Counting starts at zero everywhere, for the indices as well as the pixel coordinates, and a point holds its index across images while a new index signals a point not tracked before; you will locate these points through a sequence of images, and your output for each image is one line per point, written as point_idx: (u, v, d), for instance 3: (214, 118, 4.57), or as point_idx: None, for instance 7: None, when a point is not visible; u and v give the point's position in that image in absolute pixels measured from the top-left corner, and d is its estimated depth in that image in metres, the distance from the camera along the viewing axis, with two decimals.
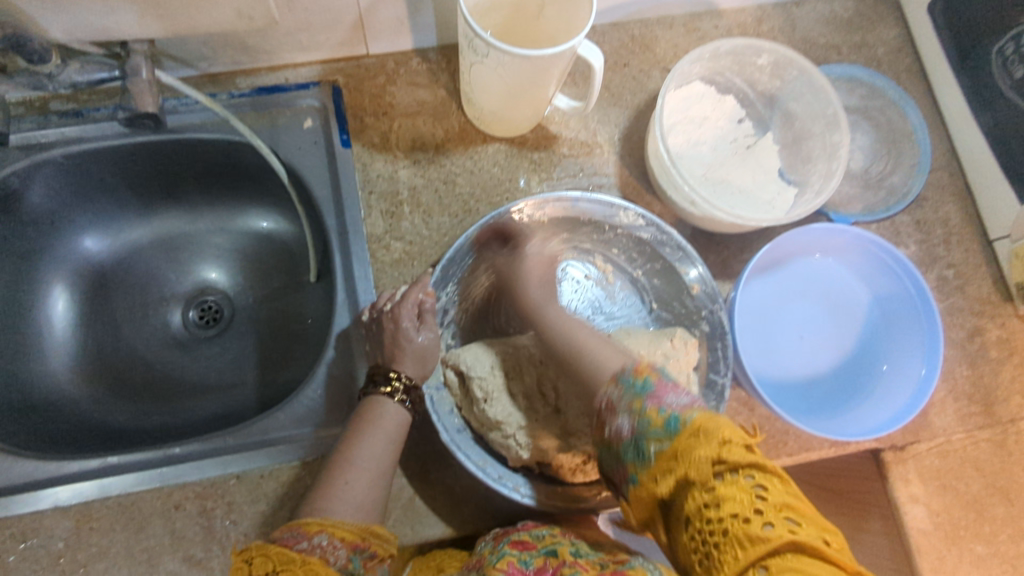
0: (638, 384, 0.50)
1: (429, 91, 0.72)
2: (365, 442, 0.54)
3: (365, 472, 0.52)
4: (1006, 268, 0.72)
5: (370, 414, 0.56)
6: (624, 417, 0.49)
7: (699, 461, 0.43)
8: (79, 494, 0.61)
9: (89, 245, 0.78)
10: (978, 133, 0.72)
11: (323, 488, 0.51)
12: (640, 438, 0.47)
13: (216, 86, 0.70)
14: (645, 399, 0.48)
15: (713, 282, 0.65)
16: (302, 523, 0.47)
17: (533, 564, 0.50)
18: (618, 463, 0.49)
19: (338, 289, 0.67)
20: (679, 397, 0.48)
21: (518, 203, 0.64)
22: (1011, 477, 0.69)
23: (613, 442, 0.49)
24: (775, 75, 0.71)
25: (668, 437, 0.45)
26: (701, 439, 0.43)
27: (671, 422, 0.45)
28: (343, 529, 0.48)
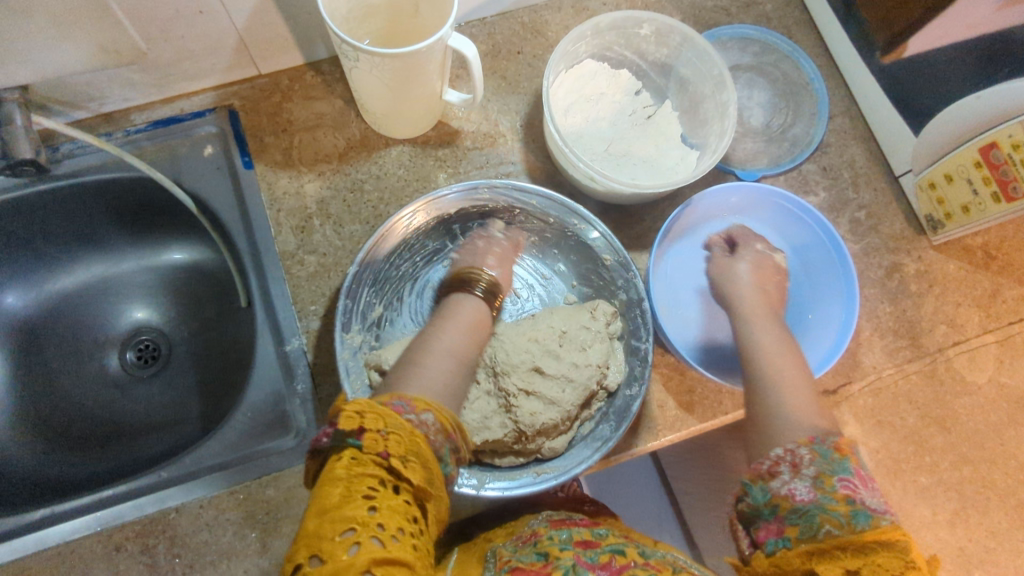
0: (835, 461, 0.49)
1: (327, 103, 0.72)
2: (448, 330, 0.58)
3: (445, 357, 0.55)
4: (915, 202, 0.73)
5: (449, 311, 0.61)
6: (804, 481, 0.48)
7: (877, 564, 0.43)
8: (17, 548, 0.60)
9: (11, 301, 0.77)
10: (869, 75, 0.73)
11: (407, 366, 0.53)
12: (817, 512, 0.46)
13: (111, 125, 0.70)
14: (839, 479, 0.47)
15: (625, 251, 0.65)
16: (412, 398, 0.47)
17: (599, 559, 0.51)
18: (772, 517, 0.49)
19: (258, 309, 0.67)
20: (872, 496, 0.47)
21: (407, 209, 0.64)
22: (945, 406, 0.70)
23: (781, 501, 0.48)
24: (661, 44, 0.71)
25: (850, 531, 0.45)
26: (888, 552, 0.43)
27: (861, 517, 0.45)
28: (443, 414, 0.47)
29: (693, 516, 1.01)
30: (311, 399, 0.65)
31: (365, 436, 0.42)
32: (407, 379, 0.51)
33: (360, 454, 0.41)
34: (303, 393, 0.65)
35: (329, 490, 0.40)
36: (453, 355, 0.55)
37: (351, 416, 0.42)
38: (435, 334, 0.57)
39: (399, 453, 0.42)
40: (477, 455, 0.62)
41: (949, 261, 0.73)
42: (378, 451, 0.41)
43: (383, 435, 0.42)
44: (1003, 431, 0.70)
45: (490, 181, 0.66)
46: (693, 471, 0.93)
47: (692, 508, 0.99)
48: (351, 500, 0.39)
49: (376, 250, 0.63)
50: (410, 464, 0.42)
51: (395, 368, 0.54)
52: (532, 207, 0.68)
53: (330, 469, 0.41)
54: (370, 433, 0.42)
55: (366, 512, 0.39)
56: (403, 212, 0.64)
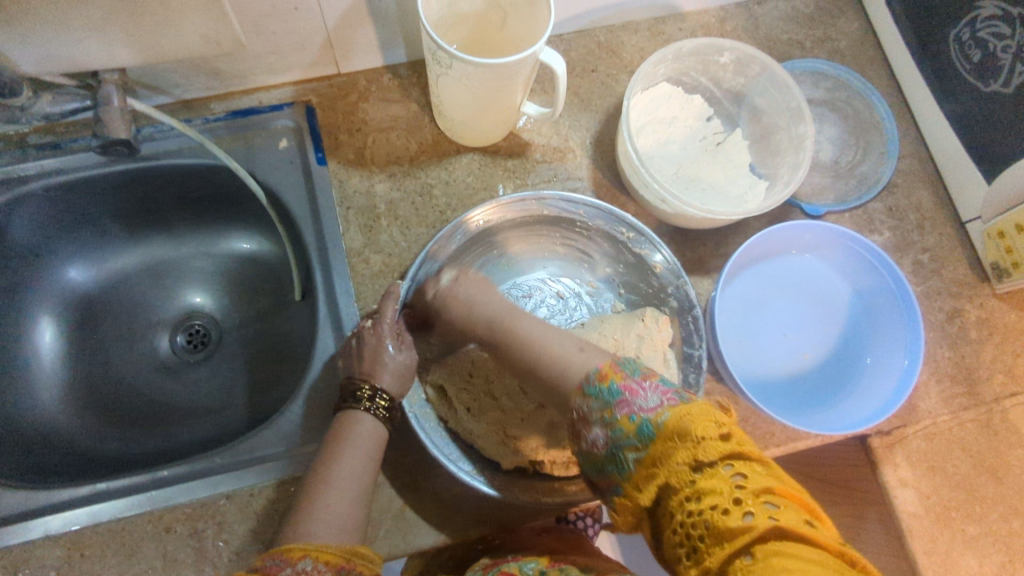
0: (604, 391, 0.48)
1: (401, 106, 0.73)
2: (339, 462, 0.54)
3: (337, 496, 0.52)
4: (981, 249, 0.72)
5: (341, 432, 0.56)
6: (597, 426, 0.47)
7: (679, 463, 0.42)
8: (70, 521, 0.60)
9: (74, 276, 0.78)
10: (943, 119, 0.73)
11: (301, 509, 0.51)
12: (616, 449, 0.46)
13: (191, 112, 0.71)
14: (615, 408, 0.46)
15: (676, 260, 0.66)
16: (285, 551, 0.47)
17: None
18: (597, 472, 0.48)
19: (320, 306, 0.68)
20: (648, 398, 0.46)
21: (473, 211, 0.66)
22: (999, 456, 0.69)
23: (592, 455, 0.47)
24: (738, 72, 0.72)
25: (644, 445, 0.44)
26: (681, 445, 0.42)
27: (643, 428, 0.44)
28: (326, 553, 0.47)
29: None
30: None
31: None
32: (297, 530, 0.49)
33: None
34: None
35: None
36: (349, 488, 0.53)
37: None
38: (324, 469, 0.54)
39: None
40: (534, 466, 0.62)
41: (1010, 311, 0.72)
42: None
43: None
44: None
45: (540, 194, 0.67)
46: None
47: None
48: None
49: (429, 265, 0.65)
50: None
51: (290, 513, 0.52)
52: (578, 218, 0.69)
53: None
54: None
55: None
56: (469, 213, 0.66)
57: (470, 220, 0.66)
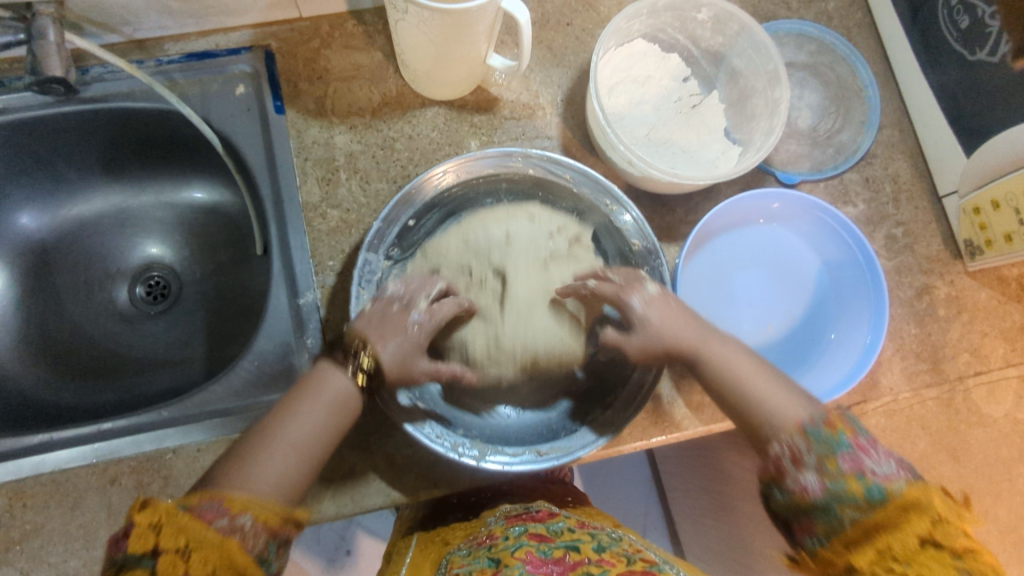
0: (832, 440, 0.49)
1: (365, 54, 0.70)
2: (300, 414, 0.51)
3: (287, 451, 0.49)
4: (955, 225, 0.71)
5: (314, 382, 0.53)
6: (810, 472, 0.49)
7: (910, 535, 0.44)
8: (12, 471, 0.59)
9: (26, 222, 0.76)
10: (927, 89, 0.70)
11: (241, 460, 0.48)
12: (832, 500, 0.47)
13: (144, 53, 0.68)
14: (842, 459, 0.48)
15: (654, 237, 0.64)
16: (226, 499, 0.44)
17: (553, 555, 0.51)
18: (799, 517, 0.49)
19: (275, 259, 0.66)
20: (880, 463, 0.47)
21: (439, 167, 0.63)
22: (959, 435, 0.69)
23: (796, 499, 0.49)
24: (716, 31, 0.69)
25: (870, 507, 0.46)
26: (915, 516, 0.44)
27: (874, 491, 0.46)
28: (266, 512, 0.45)
29: (685, 518, 1.00)
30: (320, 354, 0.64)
31: (161, 557, 0.40)
32: (236, 480, 0.46)
33: (155, 574, 0.40)
34: (312, 347, 0.64)
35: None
36: (298, 447, 0.50)
37: (144, 532, 0.41)
38: (283, 419, 0.51)
39: (205, 569, 0.40)
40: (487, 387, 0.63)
41: (981, 289, 0.71)
42: (177, 572, 0.40)
43: (182, 554, 0.40)
44: (1012, 466, 0.69)
45: (525, 150, 0.64)
46: (690, 472, 0.94)
47: (685, 508, 0.98)
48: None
49: (401, 210, 0.62)
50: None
51: (230, 455, 0.49)
52: (564, 183, 0.66)
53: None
54: (168, 552, 0.40)
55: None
56: (434, 169, 0.63)
57: (434, 176, 0.62)
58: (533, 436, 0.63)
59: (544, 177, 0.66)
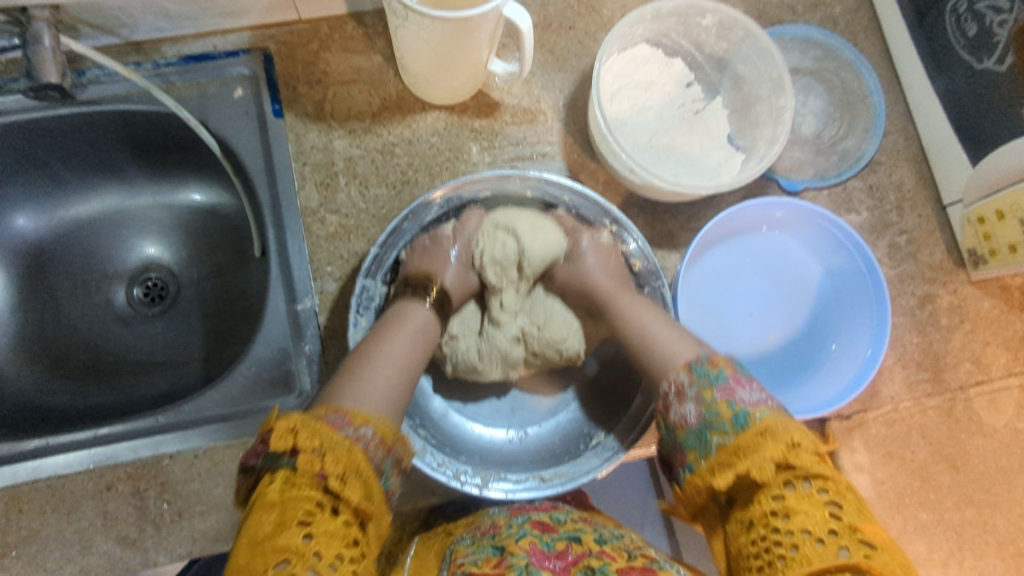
0: (711, 375, 0.53)
1: (365, 57, 0.69)
2: (392, 340, 0.56)
3: (386, 365, 0.53)
4: (959, 234, 0.70)
5: (395, 314, 0.59)
6: (689, 403, 0.52)
7: (764, 460, 0.46)
8: (9, 476, 0.59)
9: (22, 224, 0.75)
10: (933, 96, 0.70)
11: (346, 379, 0.51)
12: (706, 427, 0.50)
13: (141, 55, 0.67)
14: (717, 391, 0.51)
15: (655, 258, 0.64)
16: (350, 411, 0.47)
17: (555, 546, 0.50)
18: (677, 449, 0.52)
19: (272, 266, 0.65)
20: (750, 393, 0.51)
21: (435, 191, 0.62)
22: (959, 445, 0.68)
23: (678, 431, 0.52)
24: (720, 36, 0.68)
25: (735, 433, 0.49)
26: (770, 443, 0.46)
27: (740, 417, 0.49)
28: (383, 426, 0.48)
29: None
30: (318, 360, 0.64)
31: (300, 456, 0.43)
32: (347, 394, 0.49)
33: (296, 477, 0.42)
34: (310, 354, 0.64)
35: (265, 517, 0.40)
36: (398, 364, 0.54)
37: (284, 434, 0.44)
38: (373, 341, 0.55)
39: (337, 471, 0.43)
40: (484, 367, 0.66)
41: (984, 298, 0.71)
42: (313, 474, 0.43)
43: (318, 454, 0.43)
44: (1013, 477, 0.69)
45: (522, 171, 0.63)
46: None
47: None
48: (284, 530, 0.40)
49: (398, 234, 0.61)
50: (350, 481, 0.43)
51: (335, 377, 0.52)
52: (563, 203, 0.66)
53: (264, 496, 0.42)
54: (306, 452, 0.43)
55: (302, 544, 0.39)
56: (430, 192, 0.62)
57: (431, 200, 0.62)
58: (534, 461, 0.63)
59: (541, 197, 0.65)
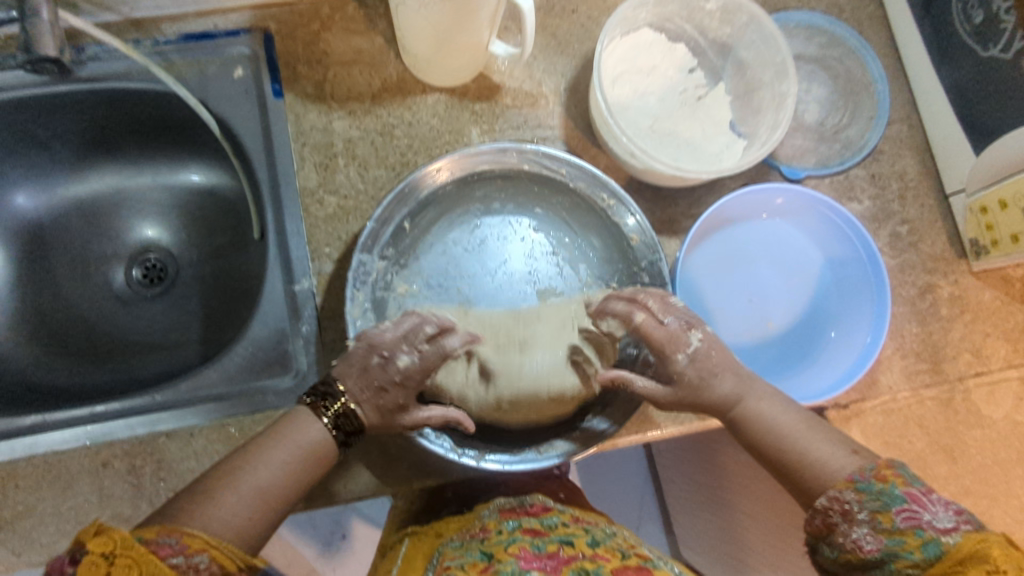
0: (884, 494, 0.45)
1: (366, 39, 0.68)
2: (269, 458, 0.49)
3: (252, 497, 0.47)
4: (961, 223, 0.70)
5: (290, 429, 0.51)
6: (863, 528, 0.45)
7: None
8: (6, 451, 0.60)
9: (22, 202, 0.75)
10: (938, 85, 0.69)
11: (201, 497, 0.46)
12: (885, 557, 0.44)
13: (141, 32, 0.67)
14: (897, 515, 0.44)
15: (653, 232, 0.64)
16: (184, 534, 0.42)
17: (546, 550, 0.51)
18: (851, 575, 0.46)
19: (270, 247, 0.65)
20: (940, 515, 0.44)
21: (435, 162, 0.62)
22: (956, 436, 0.68)
23: (851, 557, 0.46)
24: (724, 21, 0.68)
25: (925, 564, 0.43)
26: (970, 572, 0.41)
27: (931, 547, 0.43)
28: (225, 555, 0.43)
29: (680, 511, 1.00)
30: (315, 341, 0.64)
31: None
32: (201, 516, 0.44)
33: None
34: (307, 335, 0.64)
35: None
36: (268, 500, 0.48)
37: (95, 560, 0.39)
38: (249, 464, 0.48)
39: None
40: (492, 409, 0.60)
41: (985, 289, 0.70)
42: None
43: None
44: (1011, 468, 0.69)
45: (521, 145, 0.63)
46: (686, 466, 0.94)
47: (680, 501, 0.98)
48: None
49: (396, 208, 0.61)
50: None
51: (189, 494, 0.46)
52: (560, 177, 0.65)
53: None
54: None
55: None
56: (431, 164, 0.62)
57: (430, 172, 0.62)
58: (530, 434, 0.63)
59: (539, 173, 0.65)
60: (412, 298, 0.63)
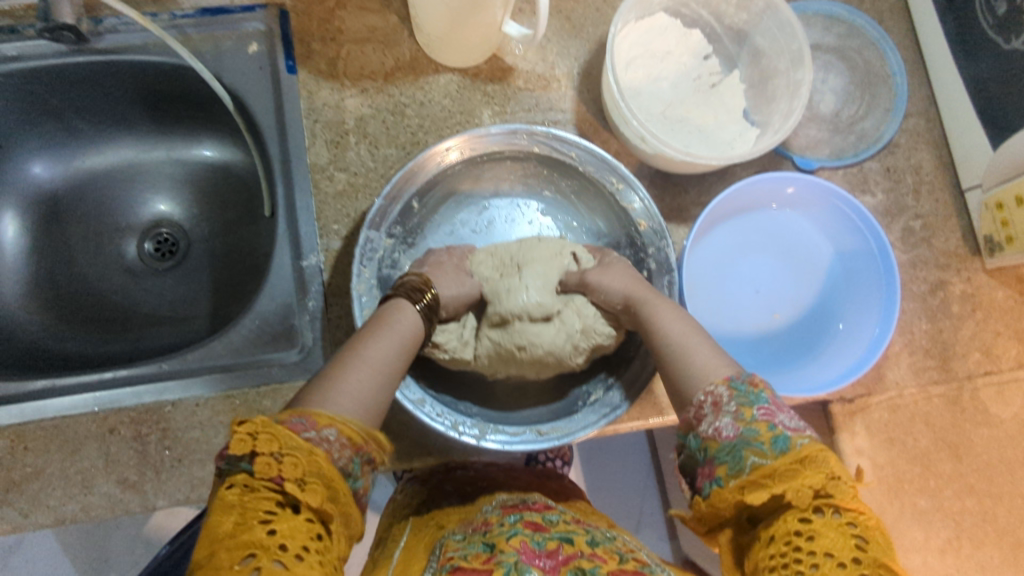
0: (751, 394, 0.46)
1: (380, 17, 0.68)
2: (376, 339, 0.50)
3: (370, 371, 0.48)
4: (977, 220, 0.69)
5: (387, 316, 0.53)
6: (727, 417, 0.46)
7: (802, 487, 0.41)
8: (16, 414, 0.61)
9: (38, 172, 0.76)
10: (958, 78, 0.68)
11: (325, 379, 0.46)
12: (739, 444, 0.44)
13: (158, 6, 0.67)
14: (756, 408, 0.45)
15: (661, 218, 0.63)
16: (314, 413, 0.42)
17: (546, 546, 0.50)
18: (704, 462, 0.46)
19: (280, 221, 0.66)
20: (792, 420, 0.45)
21: (446, 141, 0.61)
22: (962, 433, 0.68)
23: (709, 443, 0.46)
24: (741, 7, 0.67)
25: (773, 455, 0.43)
26: (811, 470, 0.41)
27: (780, 441, 0.43)
28: (350, 427, 0.42)
29: (681, 503, 1.00)
30: (321, 316, 0.64)
31: (256, 460, 0.38)
32: (323, 397, 0.44)
33: (251, 479, 0.38)
34: (313, 310, 0.65)
35: (223, 519, 0.37)
36: (382, 372, 0.48)
37: (243, 438, 0.39)
38: (358, 345, 0.49)
39: (296, 476, 0.38)
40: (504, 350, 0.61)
41: (998, 288, 0.69)
42: (270, 479, 0.38)
43: (277, 459, 0.38)
44: (1016, 469, 0.68)
45: (531, 126, 0.62)
46: None
47: (681, 493, 0.98)
48: (247, 530, 0.37)
49: (404, 186, 0.61)
50: (310, 486, 0.39)
51: (318, 376, 0.47)
52: (570, 161, 0.64)
53: (220, 498, 0.38)
54: (262, 457, 0.38)
55: (265, 538, 0.36)
56: (441, 143, 0.61)
57: (440, 151, 0.61)
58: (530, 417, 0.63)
59: (548, 155, 0.64)
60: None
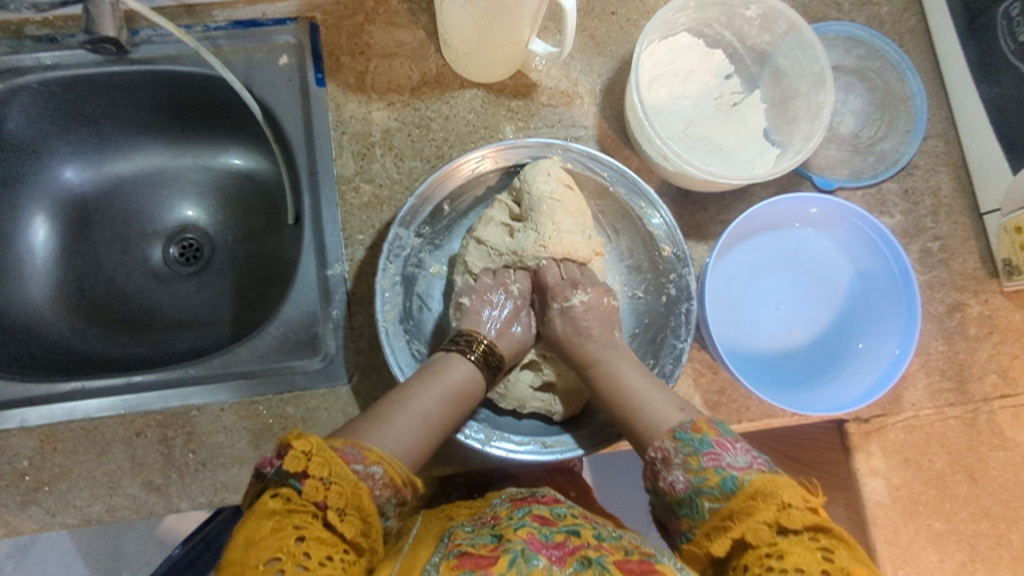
0: (695, 440, 0.47)
1: (408, 32, 0.70)
2: (425, 391, 0.52)
3: (416, 422, 0.50)
4: (995, 243, 0.69)
5: (440, 368, 0.55)
6: (678, 470, 0.47)
7: (757, 524, 0.42)
8: (47, 416, 0.62)
9: (69, 176, 0.78)
10: (978, 102, 0.69)
11: (374, 418, 0.49)
12: (694, 494, 0.46)
13: (192, 18, 0.69)
14: (702, 456, 0.46)
15: (684, 245, 0.63)
16: (365, 446, 0.44)
17: (553, 538, 0.46)
18: (673, 515, 0.48)
19: (305, 230, 0.67)
20: (738, 456, 0.46)
21: (477, 152, 0.62)
22: (978, 455, 0.68)
23: (669, 498, 0.47)
24: (764, 29, 0.68)
25: (724, 497, 0.44)
26: (760, 504, 0.42)
27: (727, 482, 0.44)
28: (395, 468, 0.45)
29: None
30: (343, 325, 0.66)
31: (307, 480, 0.41)
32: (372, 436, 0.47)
33: (297, 496, 0.41)
34: (336, 319, 0.66)
35: (261, 524, 0.40)
36: (427, 421, 0.51)
37: (297, 456, 0.41)
38: (409, 395, 0.52)
39: (338, 504, 0.41)
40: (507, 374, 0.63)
41: (1016, 311, 0.69)
42: (319, 499, 0.41)
43: (326, 483, 0.41)
44: None
45: (565, 145, 0.63)
46: None
47: None
48: (281, 534, 0.39)
49: (437, 187, 0.62)
50: (348, 517, 0.41)
51: (363, 415, 0.49)
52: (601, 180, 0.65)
53: (264, 505, 0.41)
54: (312, 479, 0.41)
55: (293, 545, 0.39)
56: (472, 154, 0.62)
57: (472, 162, 0.62)
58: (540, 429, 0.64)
59: (579, 172, 0.65)
60: (441, 279, 0.68)
